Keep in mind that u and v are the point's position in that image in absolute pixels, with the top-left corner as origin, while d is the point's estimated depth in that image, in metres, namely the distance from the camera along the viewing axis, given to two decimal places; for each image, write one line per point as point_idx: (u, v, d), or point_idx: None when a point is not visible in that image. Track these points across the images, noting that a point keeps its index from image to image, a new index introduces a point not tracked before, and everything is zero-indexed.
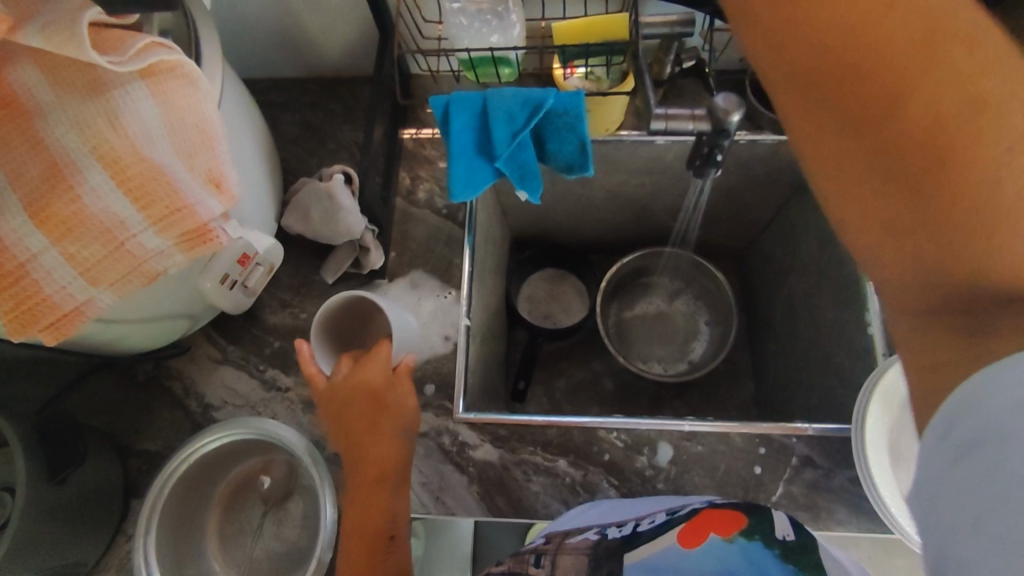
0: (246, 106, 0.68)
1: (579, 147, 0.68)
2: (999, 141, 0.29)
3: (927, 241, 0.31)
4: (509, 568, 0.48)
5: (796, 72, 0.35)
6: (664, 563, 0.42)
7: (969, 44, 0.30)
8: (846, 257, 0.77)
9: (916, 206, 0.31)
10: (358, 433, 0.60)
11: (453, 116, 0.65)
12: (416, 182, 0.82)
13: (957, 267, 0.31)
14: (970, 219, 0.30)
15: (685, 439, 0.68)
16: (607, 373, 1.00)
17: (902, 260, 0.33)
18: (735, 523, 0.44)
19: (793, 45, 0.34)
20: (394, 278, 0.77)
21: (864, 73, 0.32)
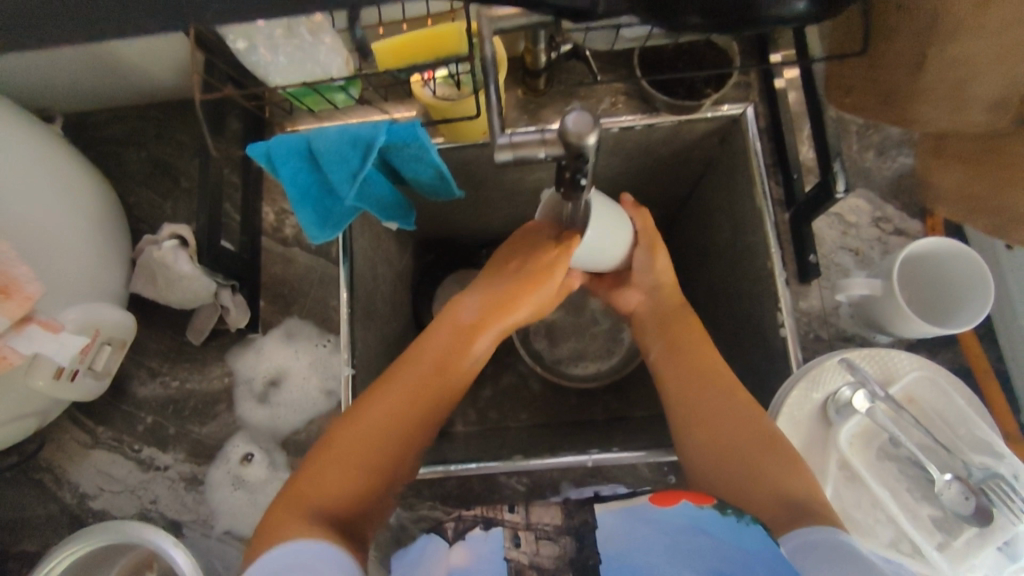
0: (46, 176, 0.60)
1: (438, 173, 0.61)
2: (715, 395, 0.59)
3: (716, 455, 0.55)
4: (483, 516, 0.48)
5: (691, 423, 0.59)
6: (631, 520, 0.44)
7: (710, 382, 0.61)
8: (757, 248, 0.70)
9: (723, 452, 0.55)
10: (501, 287, 0.62)
11: (279, 165, 0.56)
12: (283, 217, 0.74)
13: (732, 479, 0.53)
14: (745, 475, 0.52)
15: (591, 476, 0.64)
16: (534, 375, 0.94)
17: (709, 463, 0.55)
18: (706, 494, 0.45)
19: (702, 408, 0.59)
20: (268, 330, 0.71)
21: (719, 390, 0.60)
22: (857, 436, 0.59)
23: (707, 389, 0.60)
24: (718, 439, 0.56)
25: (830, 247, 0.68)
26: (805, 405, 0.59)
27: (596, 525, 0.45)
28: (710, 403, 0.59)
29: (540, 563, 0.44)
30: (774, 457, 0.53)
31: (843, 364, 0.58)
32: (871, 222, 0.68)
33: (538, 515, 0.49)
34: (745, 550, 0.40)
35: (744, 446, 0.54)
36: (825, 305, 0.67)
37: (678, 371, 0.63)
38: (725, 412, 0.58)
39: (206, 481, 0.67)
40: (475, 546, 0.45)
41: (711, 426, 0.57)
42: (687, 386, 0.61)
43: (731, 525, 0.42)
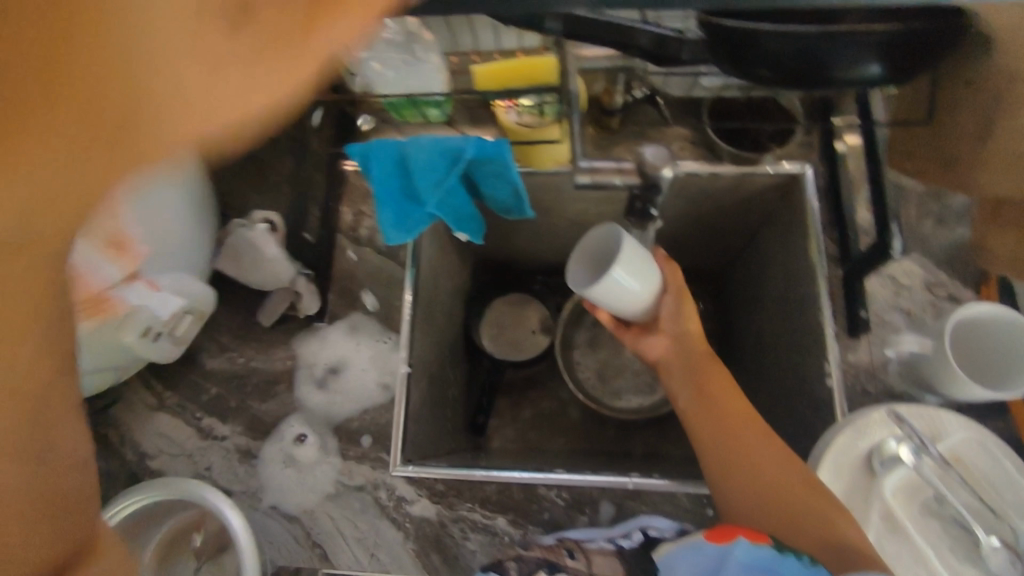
0: None
1: (515, 192, 0.65)
2: (748, 433, 0.61)
3: (759, 499, 0.57)
4: (548, 560, 0.51)
5: (725, 467, 0.60)
6: (687, 558, 0.49)
7: (741, 420, 0.62)
8: (809, 300, 0.72)
9: (768, 497, 0.57)
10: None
11: (372, 166, 0.61)
12: (359, 219, 0.79)
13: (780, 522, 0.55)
14: (796, 519, 0.55)
15: (628, 498, 0.66)
16: (573, 403, 0.96)
17: (752, 505, 0.57)
18: (762, 535, 0.48)
19: (735, 448, 0.61)
20: (333, 321, 0.75)
21: (748, 426, 0.62)
22: (901, 490, 0.59)
23: (738, 427, 0.62)
24: (758, 481, 0.58)
25: (882, 305, 0.69)
26: (850, 453, 0.59)
27: (656, 568, 0.51)
28: (742, 445, 0.60)
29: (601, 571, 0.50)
30: (812, 493, 0.56)
31: (890, 417, 0.59)
32: (925, 286, 0.70)
33: (599, 565, 0.51)
34: None
35: (783, 485, 0.57)
36: (873, 361, 0.68)
37: (710, 407, 0.64)
38: (759, 452, 0.60)
39: (260, 456, 0.70)
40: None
41: (750, 463, 0.59)
42: (720, 421, 0.63)
43: (792, 564, 0.45)
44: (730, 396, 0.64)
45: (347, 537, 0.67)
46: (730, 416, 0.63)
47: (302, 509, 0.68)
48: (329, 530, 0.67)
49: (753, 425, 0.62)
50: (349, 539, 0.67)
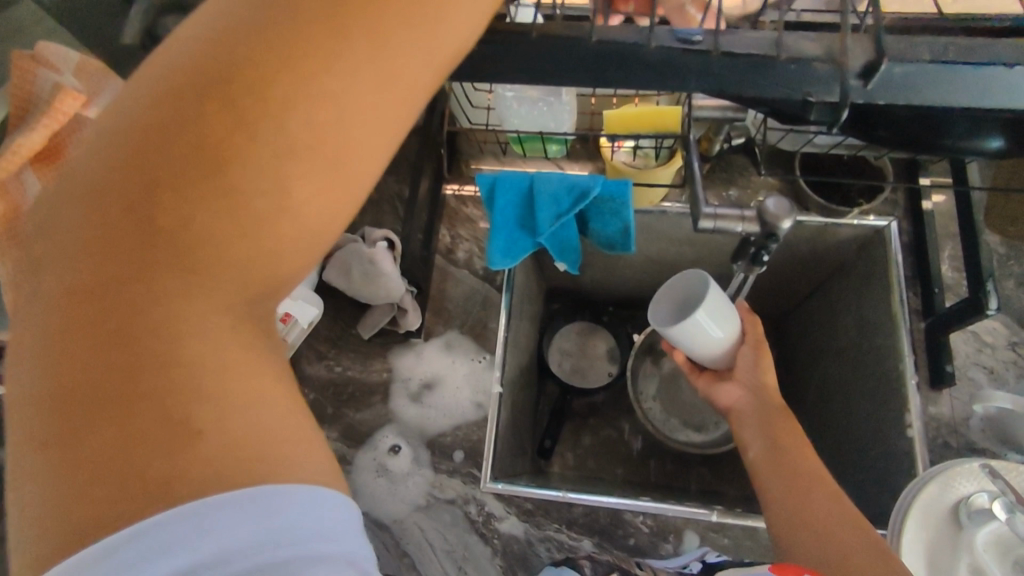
0: None
1: (624, 229, 0.69)
2: (820, 491, 0.59)
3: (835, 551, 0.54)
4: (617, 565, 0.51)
5: (797, 521, 0.58)
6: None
7: (812, 479, 0.61)
8: (889, 350, 0.75)
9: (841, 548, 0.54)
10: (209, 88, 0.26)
11: (498, 195, 0.66)
12: (456, 241, 0.84)
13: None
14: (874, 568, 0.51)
15: (712, 531, 0.67)
16: (635, 434, 0.97)
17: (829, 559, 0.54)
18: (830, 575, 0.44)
19: (806, 501, 0.59)
20: (429, 338, 0.79)
21: (820, 486, 0.60)
22: (993, 545, 0.60)
23: (810, 483, 0.60)
24: (830, 535, 0.55)
25: (965, 361, 0.72)
26: (938, 502, 0.63)
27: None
28: (815, 499, 0.59)
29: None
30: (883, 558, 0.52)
31: (981, 471, 0.63)
32: (1008, 345, 0.72)
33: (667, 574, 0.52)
34: None
35: (846, 540, 0.54)
36: (955, 415, 0.71)
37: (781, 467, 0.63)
38: (833, 509, 0.58)
39: (353, 462, 0.72)
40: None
41: (809, 520, 0.57)
42: (791, 479, 0.61)
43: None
44: (802, 460, 0.63)
45: (435, 548, 0.68)
46: (800, 475, 0.61)
47: (393, 518, 0.69)
48: (419, 541, 0.68)
49: (826, 485, 0.60)
50: (437, 551, 0.67)
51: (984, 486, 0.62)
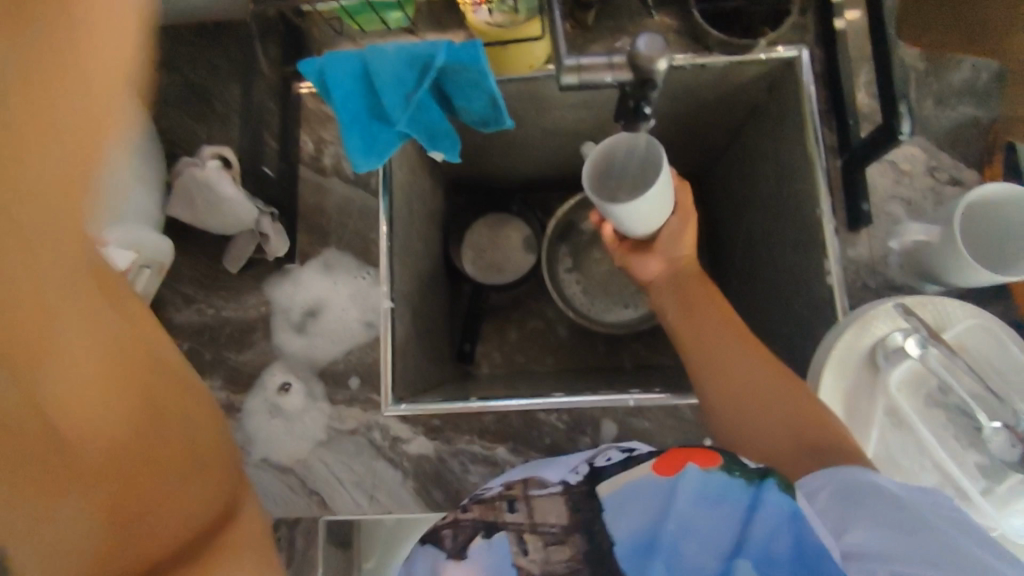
0: None
1: (492, 103, 0.59)
2: (736, 335, 0.57)
3: (752, 399, 0.52)
4: (482, 521, 0.43)
5: (708, 370, 0.56)
6: (637, 488, 0.42)
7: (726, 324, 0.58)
8: (805, 194, 0.68)
9: (755, 396, 0.52)
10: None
11: (333, 84, 0.55)
12: (321, 147, 0.72)
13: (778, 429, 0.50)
14: (787, 420, 0.50)
15: (631, 416, 0.63)
16: (561, 322, 0.92)
17: (744, 409, 0.52)
18: (712, 453, 0.43)
19: (717, 348, 0.56)
20: (305, 261, 0.70)
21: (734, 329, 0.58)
22: (906, 382, 0.58)
23: (726, 327, 0.58)
24: (741, 385, 0.53)
25: (882, 195, 0.67)
26: (854, 348, 0.59)
27: (601, 507, 0.42)
28: (733, 343, 0.56)
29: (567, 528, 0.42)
30: (803, 407, 0.50)
31: (894, 309, 0.59)
32: (926, 171, 0.67)
33: (542, 512, 0.42)
34: (779, 508, 0.38)
35: (779, 400, 0.51)
36: (873, 254, 0.66)
37: (701, 315, 0.60)
38: (749, 352, 0.55)
39: (243, 408, 0.66)
40: (479, 560, 0.41)
41: (724, 376, 0.54)
42: (701, 328, 0.59)
43: (742, 489, 0.40)
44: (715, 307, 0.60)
45: (343, 481, 0.64)
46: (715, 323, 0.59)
47: (294, 458, 0.65)
48: (325, 477, 0.64)
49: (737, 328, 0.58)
50: (345, 483, 0.64)
51: (898, 324, 0.59)
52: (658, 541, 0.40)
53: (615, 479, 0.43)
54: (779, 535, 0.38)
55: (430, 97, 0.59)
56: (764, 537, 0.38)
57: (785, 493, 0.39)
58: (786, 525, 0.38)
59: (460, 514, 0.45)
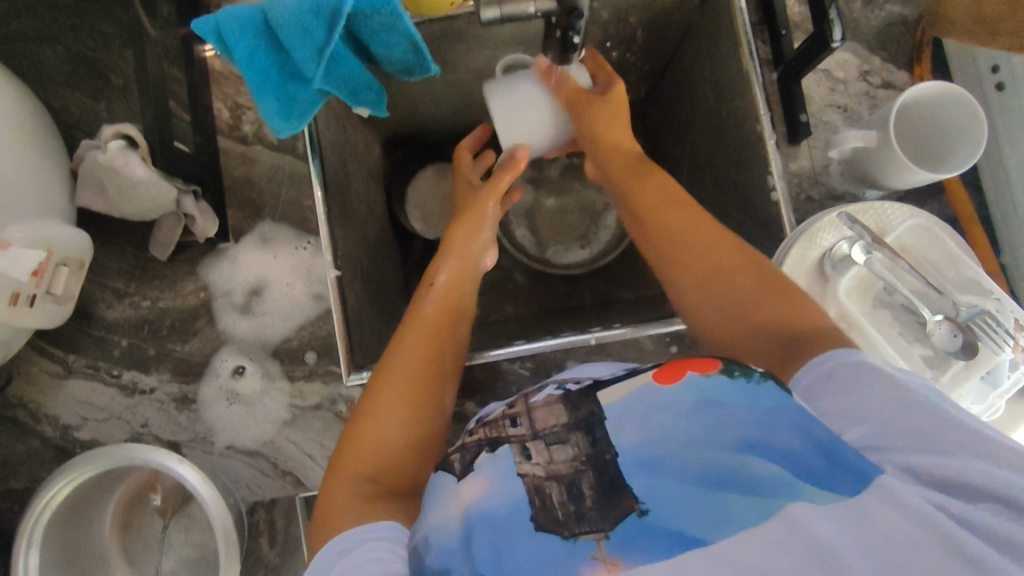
0: None
1: (412, 46, 0.56)
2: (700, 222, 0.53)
3: (726, 318, 0.48)
4: (488, 437, 0.43)
5: (677, 283, 0.52)
6: (642, 404, 0.42)
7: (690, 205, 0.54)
8: (744, 112, 0.67)
9: (726, 304, 0.48)
10: None
11: (234, 42, 0.51)
12: (240, 113, 0.67)
13: (766, 334, 0.45)
14: (776, 327, 0.45)
15: (593, 353, 0.63)
16: (518, 268, 0.90)
17: (725, 322, 0.48)
18: (712, 360, 0.43)
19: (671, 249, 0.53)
20: (240, 238, 0.67)
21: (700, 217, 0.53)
22: (854, 289, 0.59)
23: (690, 233, 0.52)
24: (716, 298, 0.49)
25: (819, 105, 0.67)
26: (804, 263, 0.59)
27: (606, 415, 0.42)
28: (686, 238, 0.52)
29: (557, 471, 0.40)
30: (767, 289, 0.47)
31: (841, 219, 0.58)
32: (860, 76, 0.67)
33: (543, 419, 0.43)
34: (759, 408, 0.39)
35: (756, 306, 0.47)
36: (815, 165, 0.66)
37: (675, 218, 0.54)
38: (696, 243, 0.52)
39: (198, 398, 0.64)
40: (487, 471, 0.41)
41: (685, 281, 0.51)
42: (657, 224, 0.55)
43: (742, 387, 0.40)
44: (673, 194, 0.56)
45: (313, 457, 0.63)
46: (683, 213, 0.54)
47: (259, 441, 0.63)
48: (296, 456, 0.63)
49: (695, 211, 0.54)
50: (316, 458, 0.63)
51: (845, 232, 0.59)
52: (662, 457, 0.39)
53: (615, 387, 0.44)
54: (789, 429, 0.37)
55: (343, 46, 0.55)
56: (776, 438, 0.37)
57: (785, 393, 0.39)
58: (792, 423, 0.37)
59: (468, 438, 0.45)
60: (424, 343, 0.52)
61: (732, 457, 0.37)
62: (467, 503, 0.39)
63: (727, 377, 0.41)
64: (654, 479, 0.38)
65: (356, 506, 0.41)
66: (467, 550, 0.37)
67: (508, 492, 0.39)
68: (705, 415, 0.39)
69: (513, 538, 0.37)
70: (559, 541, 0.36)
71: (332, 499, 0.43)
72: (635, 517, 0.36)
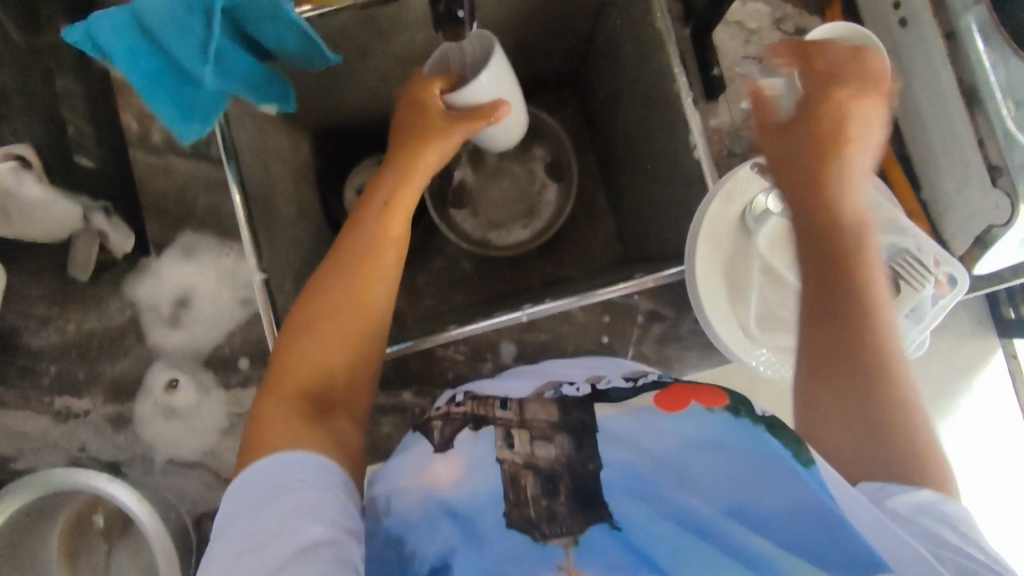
0: None
1: (303, 35, 0.55)
2: (802, 211, 0.50)
3: (829, 377, 0.46)
4: (473, 415, 0.46)
5: (812, 288, 0.48)
6: (637, 424, 0.44)
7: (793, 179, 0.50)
8: (661, 72, 0.66)
9: (812, 351, 0.48)
10: None
11: (112, 46, 0.49)
12: (148, 123, 0.65)
13: (859, 365, 0.45)
14: (862, 377, 0.45)
15: (526, 331, 0.62)
16: (463, 254, 0.89)
17: (827, 383, 0.46)
18: (722, 393, 0.43)
19: (811, 263, 0.49)
20: (162, 251, 0.66)
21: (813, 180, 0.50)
22: (777, 240, 0.59)
23: (810, 233, 0.49)
24: (830, 318, 0.47)
25: (735, 58, 0.66)
26: (724, 218, 0.58)
27: (597, 428, 0.44)
28: (814, 238, 0.49)
29: (536, 463, 0.42)
30: (844, 334, 0.46)
31: (754, 172, 0.58)
32: (772, 25, 0.66)
33: (532, 411, 0.45)
34: (750, 454, 0.40)
35: (844, 330, 0.46)
36: (735, 119, 0.66)
37: (801, 151, 0.50)
38: (844, 238, 0.48)
39: (135, 417, 0.63)
40: (466, 450, 0.44)
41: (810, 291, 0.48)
42: (820, 180, 0.49)
43: (747, 430, 0.40)
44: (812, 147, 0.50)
45: None
46: (809, 195, 0.49)
47: (200, 454, 0.62)
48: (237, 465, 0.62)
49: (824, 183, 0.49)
50: None
51: (761, 184, 0.59)
52: (648, 483, 0.42)
53: (616, 406, 0.45)
54: (772, 484, 0.38)
55: (232, 41, 0.54)
56: (761, 492, 0.39)
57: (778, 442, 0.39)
58: (769, 474, 0.39)
59: (451, 408, 0.48)
60: (360, 246, 0.53)
61: (717, 508, 0.39)
62: (439, 484, 0.43)
63: (730, 414, 0.41)
64: (636, 504, 0.41)
65: (287, 428, 0.44)
66: (434, 540, 0.41)
67: (482, 482, 0.42)
68: (699, 454, 0.41)
69: (484, 527, 0.41)
70: (527, 541, 0.39)
71: (266, 416, 0.45)
72: (603, 526, 0.40)
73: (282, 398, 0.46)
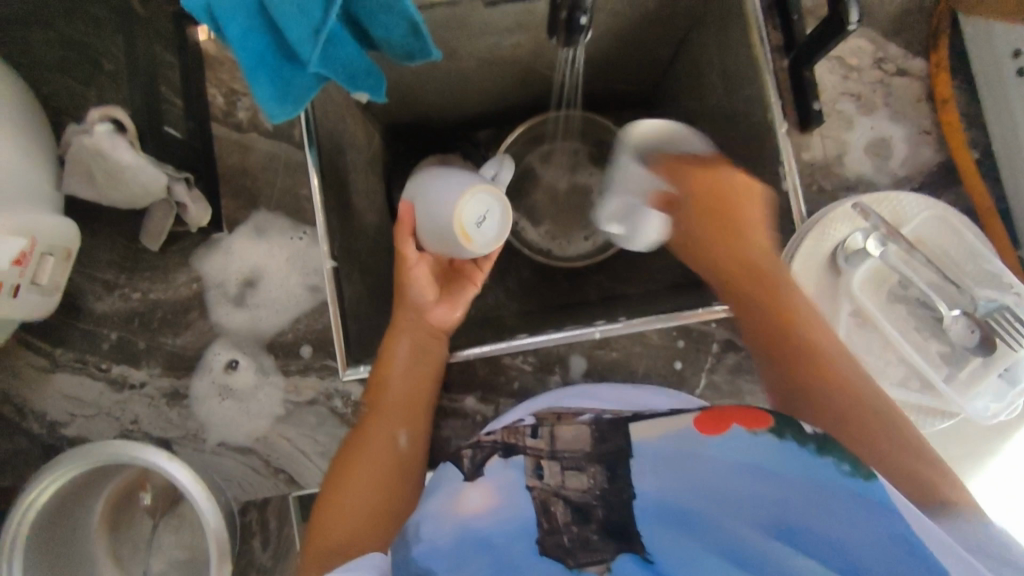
0: None
1: (412, 28, 0.54)
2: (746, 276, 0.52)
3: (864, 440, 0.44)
4: (503, 443, 0.43)
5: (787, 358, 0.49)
6: (673, 445, 0.41)
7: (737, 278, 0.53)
8: (754, 101, 0.64)
9: (842, 415, 0.46)
10: None
11: (226, 19, 0.49)
12: (234, 100, 0.65)
13: (865, 435, 0.44)
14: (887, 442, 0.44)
15: (597, 348, 0.61)
16: (520, 262, 0.88)
17: (858, 436, 0.44)
18: (763, 413, 0.40)
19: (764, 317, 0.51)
20: (234, 228, 0.64)
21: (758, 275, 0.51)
22: (868, 281, 0.58)
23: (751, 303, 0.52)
24: (804, 373, 0.48)
25: (833, 93, 0.64)
26: (816, 255, 0.56)
27: (632, 450, 0.41)
28: (762, 314, 0.51)
29: (568, 494, 0.39)
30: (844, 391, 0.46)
31: (855, 210, 0.56)
32: (874, 63, 0.65)
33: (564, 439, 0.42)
34: (803, 478, 0.37)
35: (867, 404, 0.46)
36: (828, 155, 0.64)
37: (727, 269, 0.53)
38: (798, 310, 0.50)
39: (190, 394, 0.62)
40: (496, 478, 0.41)
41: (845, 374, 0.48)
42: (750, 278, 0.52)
43: (796, 451, 0.37)
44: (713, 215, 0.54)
45: (308, 453, 0.61)
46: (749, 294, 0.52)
47: (252, 438, 0.61)
48: (290, 453, 0.61)
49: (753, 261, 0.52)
50: (310, 455, 0.61)
51: (860, 223, 0.56)
52: (689, 513, 0.39)
53: (652, 422, 0.42)
54: (833, 516, 0.35)
55: (341, 28, 0.53)
56: (819, 519, 0.35)
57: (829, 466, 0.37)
58: (824, 502, 0.36)
59: (483, 439, 0.45)
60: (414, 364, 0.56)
61: (766, 541, 0.36)
62: (470, 511, 0.39)
63: (779, 437, 0.38)
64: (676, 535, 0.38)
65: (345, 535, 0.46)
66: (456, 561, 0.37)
67: (512, 509, 0.39)
68: (743, 478, 0.38)
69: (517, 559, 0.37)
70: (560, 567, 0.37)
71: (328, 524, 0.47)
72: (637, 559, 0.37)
73: (343, 527, 0.47)
